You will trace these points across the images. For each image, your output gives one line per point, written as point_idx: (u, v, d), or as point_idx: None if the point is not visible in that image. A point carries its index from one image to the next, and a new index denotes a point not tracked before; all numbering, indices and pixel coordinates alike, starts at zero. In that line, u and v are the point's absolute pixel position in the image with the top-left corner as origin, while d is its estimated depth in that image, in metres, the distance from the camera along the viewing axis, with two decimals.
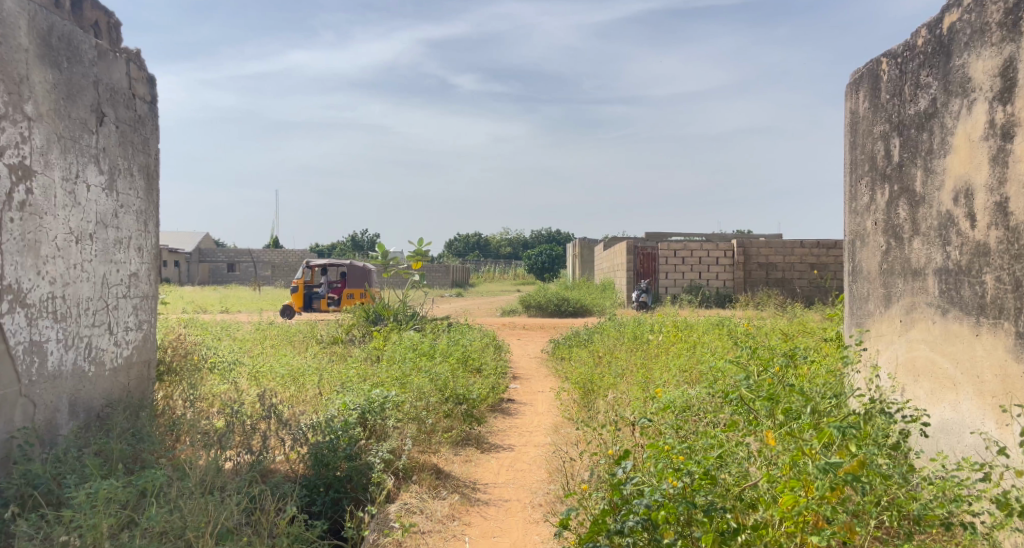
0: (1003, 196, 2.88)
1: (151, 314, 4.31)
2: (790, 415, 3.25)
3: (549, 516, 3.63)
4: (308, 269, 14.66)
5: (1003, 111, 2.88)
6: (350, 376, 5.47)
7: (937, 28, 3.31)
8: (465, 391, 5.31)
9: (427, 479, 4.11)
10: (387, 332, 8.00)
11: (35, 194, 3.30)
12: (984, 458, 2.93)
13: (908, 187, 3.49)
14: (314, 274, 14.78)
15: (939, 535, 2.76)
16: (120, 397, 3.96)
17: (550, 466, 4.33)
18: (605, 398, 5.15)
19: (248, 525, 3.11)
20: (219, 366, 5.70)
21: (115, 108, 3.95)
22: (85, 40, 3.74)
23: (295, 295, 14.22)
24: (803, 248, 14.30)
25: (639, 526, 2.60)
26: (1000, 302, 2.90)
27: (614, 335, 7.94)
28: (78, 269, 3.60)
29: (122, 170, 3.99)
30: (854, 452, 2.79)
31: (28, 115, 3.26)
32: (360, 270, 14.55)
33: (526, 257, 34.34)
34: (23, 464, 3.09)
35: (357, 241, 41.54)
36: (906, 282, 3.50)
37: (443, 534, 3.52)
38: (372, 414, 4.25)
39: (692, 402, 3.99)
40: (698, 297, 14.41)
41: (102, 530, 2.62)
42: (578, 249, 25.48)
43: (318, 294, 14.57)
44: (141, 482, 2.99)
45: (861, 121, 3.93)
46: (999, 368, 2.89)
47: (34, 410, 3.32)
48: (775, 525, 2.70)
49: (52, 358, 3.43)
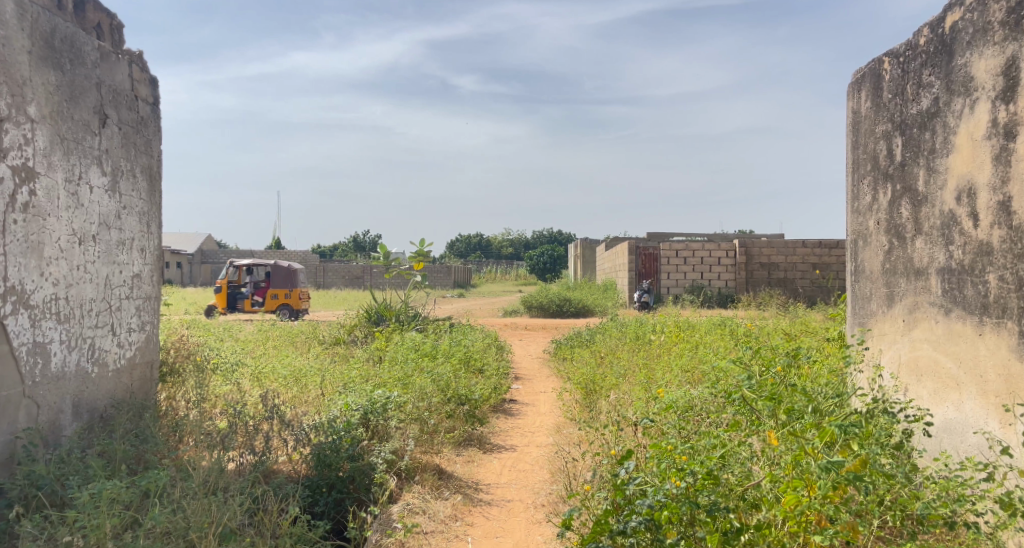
0: (1007, 194, 2.88)
1: (154, 315, 4.32)
2: (792, 414, 3.25)
3: (551, 516, 3.63)
4: (233, 269, 14.70)
5: (1006, 110, 2.88)
6: (352, 376, 5.48)
7: (940, 27, 3.30)
8: (467, 392, 5.30)
9: (430, 479, 4.11)
10: (389, 332, 8.02)
11: (38, 196, 3.31)
12: (987, 458, 2.93)
13: (911, 187, 3.48)
14: (240, 274, 14.82)
15: (943, 534, 2.76)
16: (123, 398, 3.97)
17: (553, 466, 4.34)
18: (607, 398, 5.16)
19: (252, 525, 3.11)
20: (222, 367, 5.72)
21: (117, 109, 3.96)
22: (88, 42, 3.75)
23: (220, 296, 14.32)
24: (806, 248, 14.28)
25: (642, 526, 2.62)
26: (1003, 301, 2.89)
27: (616, 335, 7.94)
28: (81, 270, 3.61)
29: (125, 171, 4.00)
30: (857, 452, 2.79)
31: (31, 117, 3.27)
32: (283, 270, 14.46)
33: (528, 257, 34.35)
34: (28, 464, 3.10)
35: (359, 242, 41.57)
36: (909, 281, 3.50)
37: (446, 534, 3.53)
38: (375, 414, 4.25)
39: (695, 402, 3.99)
40: (700, 297, 14.40)
41: (106, 530, 2.62)
42: (581, 249, 25.48)
43: (242, 294, 14.70)
44: (145, 483, 3.00)
45: (863, 120, 3.92)
46: (1003, 367, 2.89)
47: (38, 411, 3.33)
48: (779, 524, 2.68)
49: (56, 360, 3.43)
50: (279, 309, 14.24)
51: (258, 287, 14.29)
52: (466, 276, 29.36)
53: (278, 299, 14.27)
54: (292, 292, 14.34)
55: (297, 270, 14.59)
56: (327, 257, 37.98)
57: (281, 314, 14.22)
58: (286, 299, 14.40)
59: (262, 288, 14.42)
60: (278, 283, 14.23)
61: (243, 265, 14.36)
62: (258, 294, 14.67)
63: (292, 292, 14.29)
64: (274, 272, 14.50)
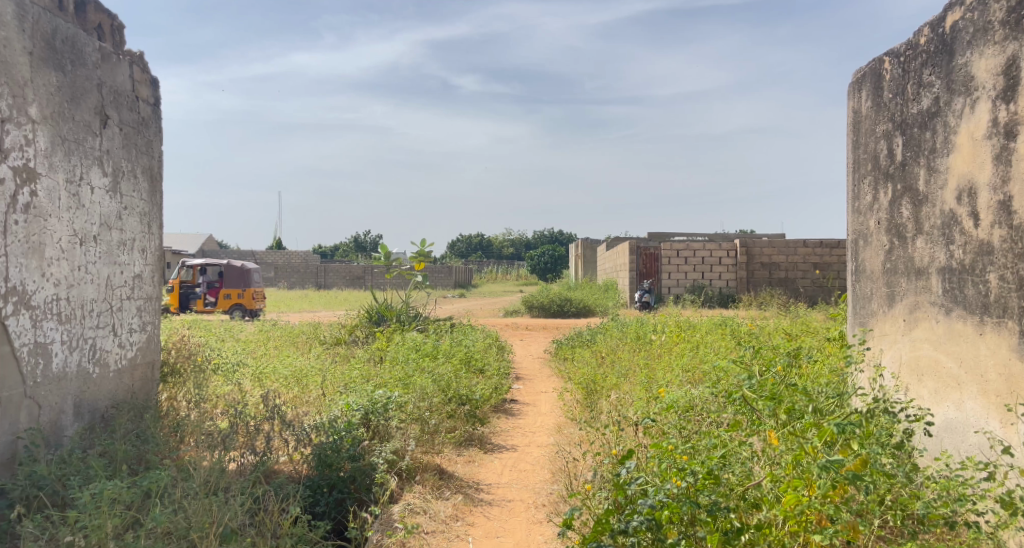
0: (1007, 194, 2.88)
1: (155, 315, 4.32)
2: (793, 414, 3.25)
3: (552, 516, 3.63)
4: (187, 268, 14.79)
5: (1007, 110, 2.88)
6: (353, 376, 5.48)
7: (940, 27, 3.30)
8: (468, 392, 5.30)
9: (431, 479, 4.11)
10: (389, 332, 8.02)
11: (39, 196, 3.31)
12: (988, 457, 2.93)
13: (912, 186, 3.48)
14: (195, 272, 14.87)
15: (944, 534, 2.76)
16: (124, 398, 3.97)
17: (553, 466, 4.34)
18: (608, 398, 5.16)
19: (253, 525, 3.11)
20: (223, 367, 5.72)
21: (118, 110, 3.97)
22: (89, 43, 3.75)
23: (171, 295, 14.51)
24: (806, 248, 14.27)
25: (642, 526, 2.62)
26: (1004, 301, 2.89)
27: (617, 335, 7.93)
28: (82, 271, 3.61)
29: (125, 172, 4.00)
30: (858, 451, 2.79)
31: (32, 118, 3.28)
32: (236, 270, 14.66)
33: (529, 257, 34.34)
34: (29, 464, 3.10)
35: (359, 242, 41.56)
36: (910, 281, 3.50)
37: (447, 534, 3.53)
38: (376, 414, 4.25)
39: (695, 402, 3.99)
40: (701, 297, 14.38)
41: (107, 530, 2.62)
42: (581, 249, 25.47)
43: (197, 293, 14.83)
44: (146, 484, 3.00)
45: (864, 120, 3.92)
46: (1003, 367, 2.89)
47: (39, 412, 3.33)
48: (779, 524, 2.68)
49: (57, 360, 3.44)
50: (234, 308, 14.40)
51: (209, 287, 14.50)
52: (467, 277, 29.35)
53: (232, 298, 14.43)
54: (245, 291, 14.48)
55: (251, 270, 14.84)
56: (327, 257, 37.96)
57: (234, 314, 14.39)
58: (241, 299, 14.59)
59: (218, 288, 14.63)
60: (232, 282, 14.38)
61: (188, 265, 14.59)
62: (213, 295, 14.76)
63: (246, 291, 14.47)
64: (229, 272, 14.75)
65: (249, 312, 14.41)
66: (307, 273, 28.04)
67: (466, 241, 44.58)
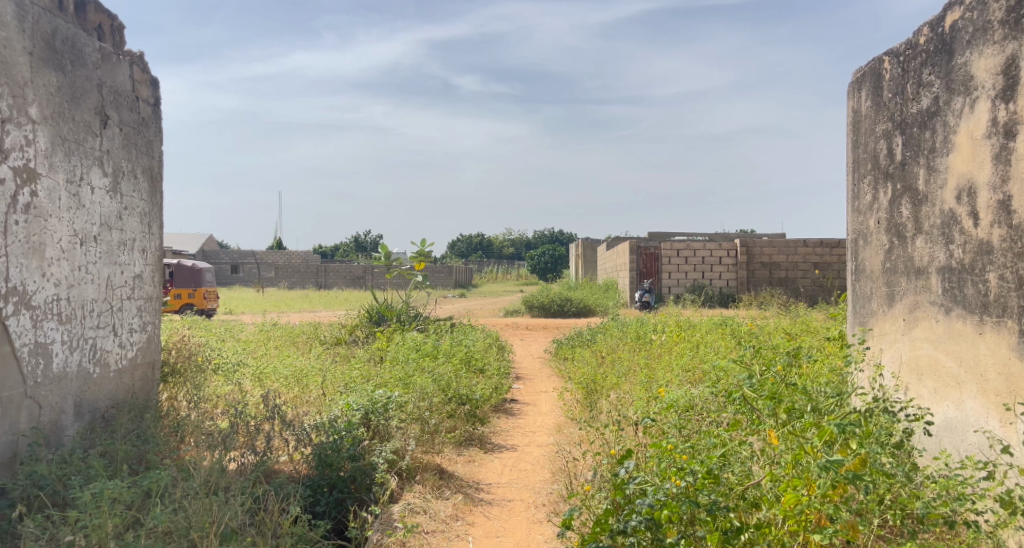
0: (1006, 193, 2.88)
1: (155, 316, 4.32)
2: (793, 414, 3.25)
3: (552, 515, 3.63)
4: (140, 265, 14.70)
5: (1006, 109, 2.88)
6: (353, 376, 5.49)
7: (940, 26, 3.31)
8: (468, 392, 5.30)
9: (431, 479, 4.11)
10: (389, 332, 8.03)
11: (39, 196, 3.31)
12: (987, 457, 2.93)
13: (911, 186, 3.48)
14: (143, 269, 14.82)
15: (944, 534, 2.76)
16: (124, 398, 3.97)
17: (553, 466, 4.34)
18: (607, 398, 5.17)
19: (253, 525, 3.12)
20: (223, 367, 5.73)
21: (118, 110, 3.97)
22: (89, 43, 3.76)
23: None
24: (806, 248, 14.28)
25: (642, 526, 2.62)
26: (1003, 300, 2.89)
27: (617, 335, 7.93)
28: (83, 271, 3.62)
29: (126, 172, 4.00)
30: (858, 451, 2.79)
31: (32, 118, 3.28)
32: (186, 271, 15.07)
33: (529, 257, 34.34)
34: (30, 464, 3.11)
35: (359, 242, 41.54)
36: (909, 280, 3.50)
37: (447, 534, 3.53)
38: (376, 414, 4.25)
39: (695, 402, 3.99)
40: (701, 296, 14.38)
41: (107, 530, 2.63)
42: (581, 249, 25.48)
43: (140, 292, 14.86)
44: (146, 483, 3.00)
45: (863, 119, 3.92)
46: (1003, 366, 2.89)
47: (40, 412, 3.33)
48: (779, 524, 2.68)
49: (57, 360, 3.44)
50: (184, 307, 14.91)
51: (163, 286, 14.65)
52: (467, 276, 29.33)
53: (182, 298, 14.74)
54: (195, 292, 15.02)
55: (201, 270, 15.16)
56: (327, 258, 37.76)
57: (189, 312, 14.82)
58: (189, 299, 15.03)
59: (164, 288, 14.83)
60: (181, 283, 14.93)
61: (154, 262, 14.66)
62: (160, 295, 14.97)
63: (195, 293, 14.91)
64: (177, 271, 15.01)
65: (200, 310, 15.06)
66: (307, 273, 27.97)
67: (467, 241, 44.57)
